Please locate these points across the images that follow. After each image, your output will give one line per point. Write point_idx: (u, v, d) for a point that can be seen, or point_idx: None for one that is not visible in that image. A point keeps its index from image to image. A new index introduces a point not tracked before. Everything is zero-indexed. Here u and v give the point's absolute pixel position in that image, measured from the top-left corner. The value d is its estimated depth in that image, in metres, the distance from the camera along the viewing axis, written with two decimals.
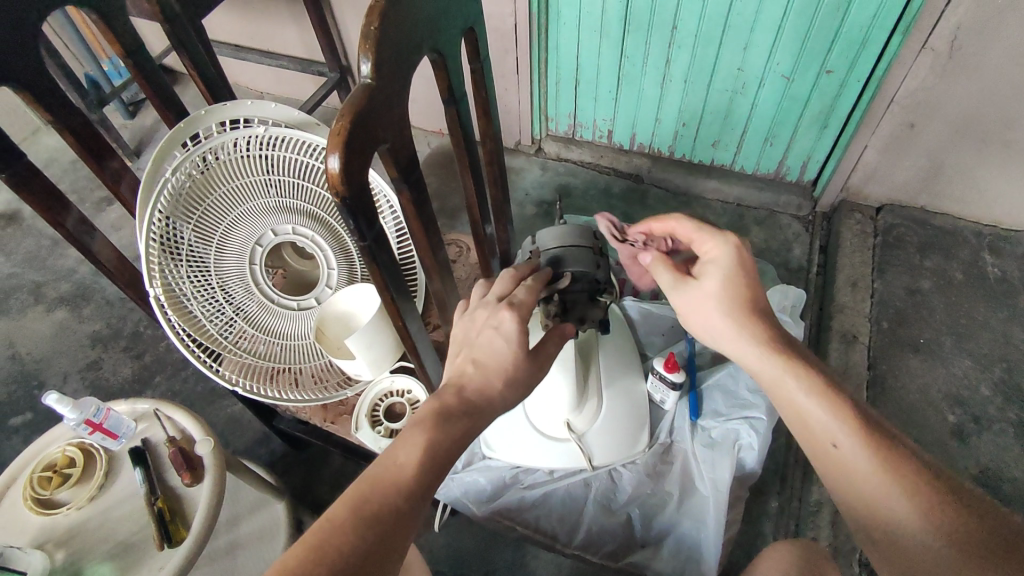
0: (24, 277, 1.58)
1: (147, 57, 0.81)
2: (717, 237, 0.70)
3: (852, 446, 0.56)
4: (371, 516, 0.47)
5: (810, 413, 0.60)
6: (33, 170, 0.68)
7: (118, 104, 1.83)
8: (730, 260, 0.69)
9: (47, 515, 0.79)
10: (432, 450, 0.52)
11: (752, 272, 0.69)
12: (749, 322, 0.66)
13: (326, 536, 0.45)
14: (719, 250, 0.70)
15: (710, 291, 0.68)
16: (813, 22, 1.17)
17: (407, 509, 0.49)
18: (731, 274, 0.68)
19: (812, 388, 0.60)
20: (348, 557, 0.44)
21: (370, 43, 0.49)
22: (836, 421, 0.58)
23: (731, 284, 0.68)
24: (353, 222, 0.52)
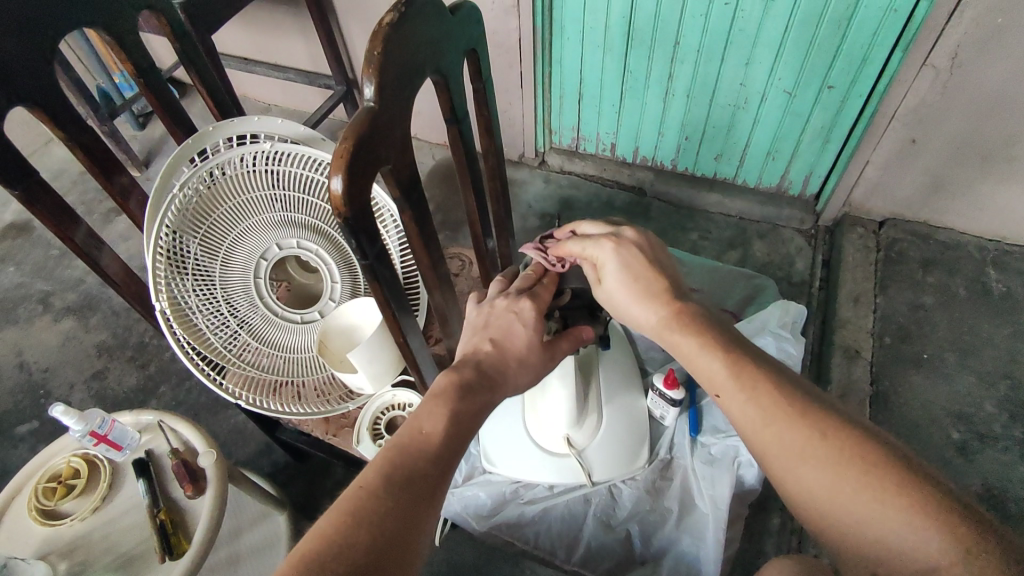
0: (33, 287, 1.61)
1: (157, 75, 0.83)
2: (594, 242, 0.67)
3: (774, 438, 0.50)
4: (403, 479, 0.48)
5: (731, 414, 0.53)
6: (44, 186, 0.69)
7: (129, 117, 1.86)
8: (614, 256, 0.65)
9: (52, 526, 0.79)
10: (456, 415, 0.54)
11: (644, 266, 0.64)
12: (662, 319, 0.60)
13: (362, 498, 0.45)
14: (600, 253, 0.66)
15: (613, 295, 0.65)
16: (815, 39, 1.18)
17: (437, 471, 0.50)
18: (624, 269, 0.64)
19: (725, 379, 0.54)
20: (387, 516, 0.45)
21: (373, 67, 0.50)
22: (748, 412, 0.52)
23: (627, 284, 0.63)
24: (355, 241, 0.53)
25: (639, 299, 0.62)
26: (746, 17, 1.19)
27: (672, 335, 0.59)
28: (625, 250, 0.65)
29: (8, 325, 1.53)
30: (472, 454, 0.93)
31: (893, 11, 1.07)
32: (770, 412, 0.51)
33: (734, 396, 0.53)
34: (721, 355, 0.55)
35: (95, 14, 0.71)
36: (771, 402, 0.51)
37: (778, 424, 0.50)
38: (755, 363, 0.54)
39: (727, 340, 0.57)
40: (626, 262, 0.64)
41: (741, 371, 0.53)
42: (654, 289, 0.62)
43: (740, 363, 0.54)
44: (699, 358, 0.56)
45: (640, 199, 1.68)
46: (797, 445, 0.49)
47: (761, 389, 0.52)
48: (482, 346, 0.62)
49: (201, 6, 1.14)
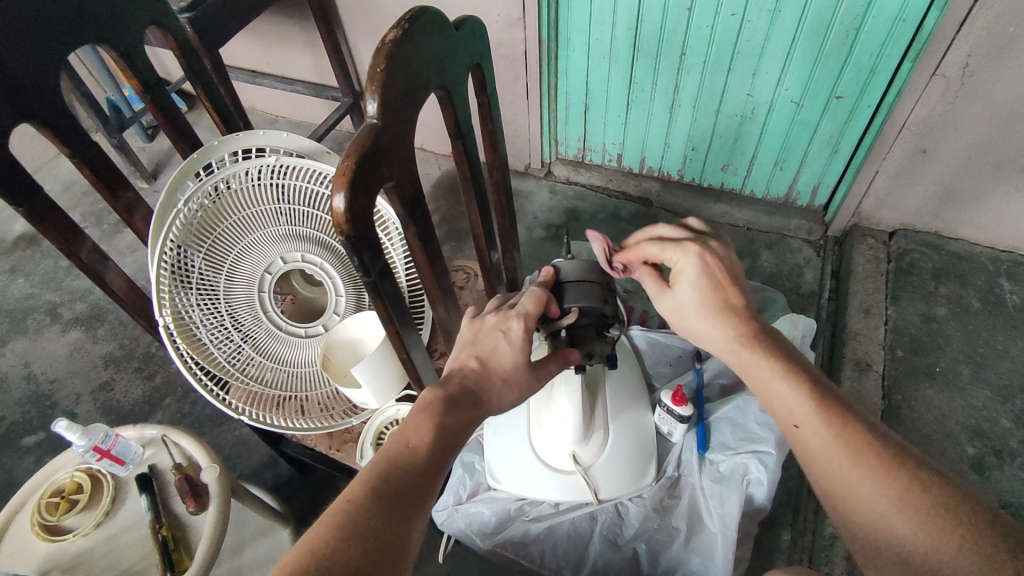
0: (41, 298, 1.61)
1: (162, 90, 0.83)
2: (677, 247, 0.68)
3: (855, 476, 0.53)
4: (391, 491, 0.48)
5: (810, 445, 0.56)
6: (48, 203, 0.70)
7: (138, 128, 1.88)
8: (696, 264, 0.67)
9: (54, 542, 0.79)
10: (442, 427, 0.54)
11: (723, 280, 0.67)
12: (738, 340, 0.64)
13: (351, 512, 0.45)
14: (682, 258, 0.68)
15: (685, 303, 0.68)
16: (822, 48, 1.17)
17: (424, 484, 0.50)
18: (702, 281, 0.67)
19: (808, 412, 0.57)
20: (375, 528, 0.45)
21: (376, 85, 0.50)
22: (831, 449, 0.54)
23: (705, 296, 0.66)
24: (357, 257, 0.52)
25: (711, 314, 0.66)
26: (753, 27, 1.18)
27: (754, 360, 0.62)
28: (710, 261, 0.67)
29: (16, 336, 1.54)
30: (477, 470, 0.92)
31: (902, 20, 1.07)
32: (851, 452, 0.54)
33: (816, 429, 0.56)
34: (805, 388, 0.58)
35: (101, 30, 0.71)
36: (854, 439, 0.54)
37: (859, 465, 0.53)
38: (837, 401, 0.57)
39: (808, 374, 0.60)
40: (707, 273, 0.67)
41: (825, 406, 0.56)
42: (727, 307, 0.66)
43: (823, 399, 0.57)
44: (779, 390, 0.60)
45: (647, 210, 1.67)
46: (881, 487, 0.51)
47: (846, 428, 0.55)
48: (468, 363, 0.61)
49: (209, 21, 1.15)
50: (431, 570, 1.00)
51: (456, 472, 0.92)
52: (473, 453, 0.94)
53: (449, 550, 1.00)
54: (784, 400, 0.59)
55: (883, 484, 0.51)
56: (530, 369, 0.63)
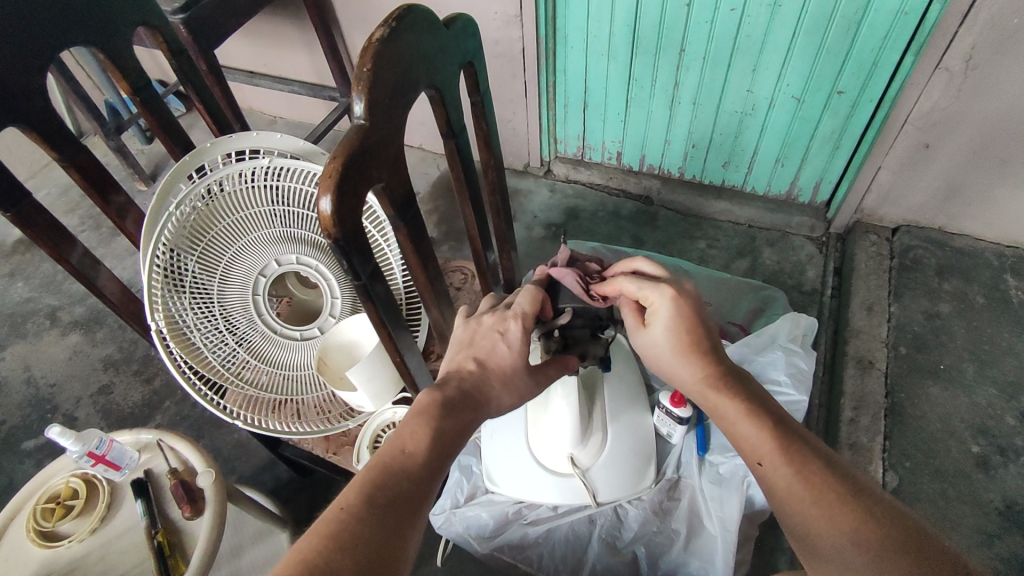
0: (41, 301, 1.61)
1: (153, 92, 0.83)
2: (651, 285, 0.65)
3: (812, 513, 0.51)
4: (386, 499, 0.47)
5: (773, 484, 0.54)
6: (38, 207, 0.69)
7: (136, 130, 1.88)
8: (670, 306, 0.64)
9: (50, 548, 0.79)
10: (439, 433, 0.53)
11: (696, 322, 0.65)
12: (707, 383, 0.62)
13: (344, 521, 0.44)
14: (656, 299, 0.65)
15: (659, 343, 0.65)
16: (823, 43, 1.16)
17: (419, 491, 0.49)
18: (675, 323, 0.64)
19: (772, 450, 0.56)
20: (369, 538, 0.44)
21: (363, 84, 0.49)
22: (792, 487, 0.53)
23: (678, 336, 0.64)
24: (346, 260, 0.51)
25: (683, 358, 0.64)
26: (753, 21, 1.17)
27: (720, 404, 0.61)
28: (685, 304, 0.64)
29: (16, 339, 1.54)
30: (475, 473, 0.91)
31: (903, 13, 1.05)
32: (811, 490, 0.52)
33: (780, 468, 0.54)
34: (770, 429, 0.57)
35: (90, 32, 0.71)
36: (815, 478, 0.53)
37: (818, 504, 0.51)
38: (801, 444, 0.56)
39: (774, 416, 0.59)
40: (682, 316, 0.64)
41: (789, 444, 0.55)
42: (699, 351, 0.64)
43: (788, 440, 0.56)
44: (746, 430, 0.58)
45: (647, 208, 1.66)
46: (841, 525, 0.49)
47: (808, 466, 0.54)
48: (466, 365, 0.60)
49: (203, 23, 1.14)
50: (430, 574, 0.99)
51: (454, 475, 0.92)
52: (471, 456, 0.93)
53: (448, 553, 0.99)
54: (749, 440, 0.57)
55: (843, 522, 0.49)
56: (526, 371, 0.62)
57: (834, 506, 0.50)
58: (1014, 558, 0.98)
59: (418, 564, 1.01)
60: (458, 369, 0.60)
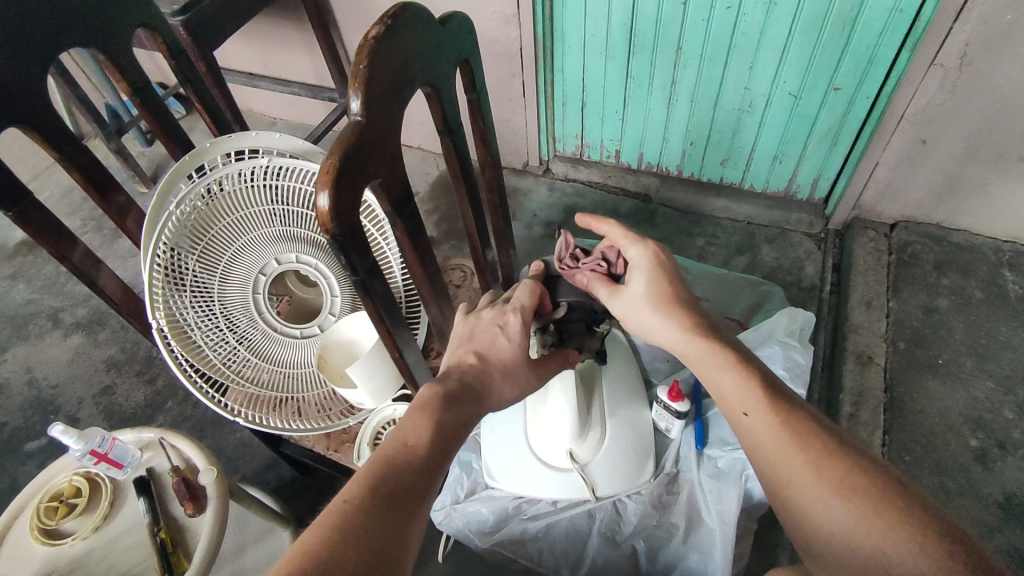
0: (43, 303, 1.62)
1: (153, 93, 0.83)
2: (632, 243, 0.70)
3: (795, 468, 0.51)
4: (389, 491, 0.47)
5: (757, 433, 0.54)
6: (39, 207, 0.70)
7: (136, 133, 1.88)
8: (650, 261, 0.68)
9: (54, 546, 0.79)
10: (441, 425, 0.53)
11: (675, 277, 0.68)
12: (690, 333, 0.62)
13: (348, 513, 0.45)
14: (637, 255, 0.69)
15: (640, 293, 0.66)
16: (819, 40, 1.16)
17: (422, 483, 0.49)
18: (656, 276, 0.67)
19: (756, 399, 0.56)
20: (373, 529, 0.44)
21: (359, 81, 0.50)
22: (774, 436, 0.53)
23: (658, 286, 0.66)
24: (344, 256, 0.52)
25: (665, 309, 0.65)
26: (749, 19, 1.17)
27: (703, 356, 0.61)
28: (663, 260, 0.68)
29: (18, 341, 1.54)
30: (475, 470, 0.92)
31: (898, 10, 1.06)
32: (793, 442, 0.52)
33: (763, 416, 0.55)
34: (751, 376, 0.57)
35: (90, 34, 0.72)
36: (797, 429, 0.53)
37: (799, 456, 0.52)
38: (784, 395, 0.56)
39: (757, 369, 0.59)
40: (660, 270, 0.67)
41: (774, 393, 0.56)
42: (679, 304, 0.65)
43: (772, 391, 0.56)
44: (729, 382, 0.58)
45: (645, 205, 1.66)
46: (820, 476, 0.50)
47: (791, 416, 0.54)
48: (465, 359, 0.61)
49: (203, 23, 1.15)
50: (432, 570, 1.00)
51: (454, 471, 0.92)
52: (471, 453, 0.93)
53: (449, 550, 1.00)
54: (733, 390, 0.57)
55: (823, 471, 0.50)
56: (525, 365, 0.62)
57: (814, 455, 0.51)
58: (1014, 551, 0.98)
59: (420, 561, 1.01)
60: (459, 362, 0.60)
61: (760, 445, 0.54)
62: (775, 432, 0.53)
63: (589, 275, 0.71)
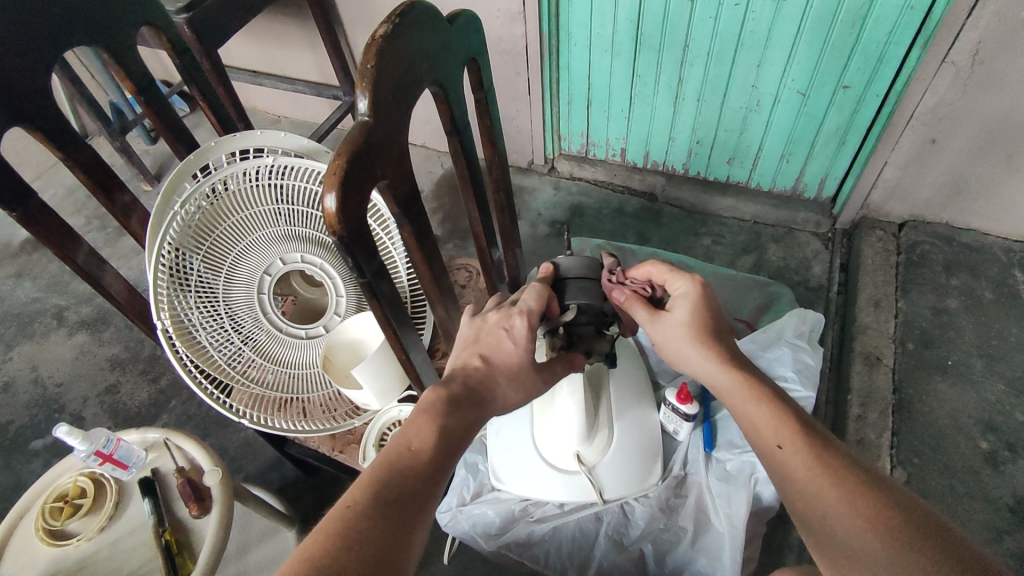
0: (47, 301, 1.62)
1: (158, 91, 0.83)
2: (681, 272, 0.69)
3: (828, 496, 0.50)
4: (392, 497, 0.47)
5: (790, 464, 0.54)
6: (43, 208, 0.69)
7: (140, 131, 1.88)
8: (695, 292, 0.68)
9: (59, 546, 0.79)
10: (445, 430, 0.53)
11: (717, 313, 0.67)
12: (726, 366, 0.62)
13: (351, 520, 0.44)
14: (682, 288, 0.69)
15: (680, 323, 0.66)
16: (828, 37, 1.15)
17: (426, 489, 0.49)
18: (699, 308, 0.67)
19: (791, 433, 0.55)
20: (377, 537, 0.44)
21: (367, 81, 0.49)
22: (809, 467, 0.53)
23: (699, 319, 0.66)
24: (351, 258, 0.51)
25: (699, 341, 0.64)
26: (757, 17, 1.16)
27: (737, 387, 0.61)
28: (707, 293, 0.68)
29: (23, 339, 1.55)
30: (481, 471, 0.91)
31: (909, 7, 1.05)
32: (828, 475, 0.52)
33: (797, 450, 0.54)
34: (788, 413, 0.57)
35: (94, 33, 0.71)
36: (832, 463, 0.53)
37: (832, 487, 0.51)
38: (818, 431, 0.56)
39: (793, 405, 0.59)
40: (701, 303, 0.67)
41: (810, 428, 0.55)
42: (715, 337, 0.65)
43: (807, 426, 0.56)
44: (762, 413, 0.58)
45: (651, 204, 1.65)
46: (854, 507, 0.49)
47: (826, 450, 0.54)
48: (471, 361, 0.60)
49: (207, 21, 1.14)
50: (437, 571, 0.99)
51: (460, 473, 0.91)
52: (476, 454, 0.92)
53: (454, 551, 0.99)
54: (766, 421, 0.57)
55: (857, 503, 0.49)
56: (531, 368, 0.62)
57: (847, 488, 0.51)
58: None
59: (425, 562, 1.01)
60: (464, 365, 0.60)
61: (791, 476, 0.53)
62: (811, 466, 0.53)
63: (627, 295, 0.70)
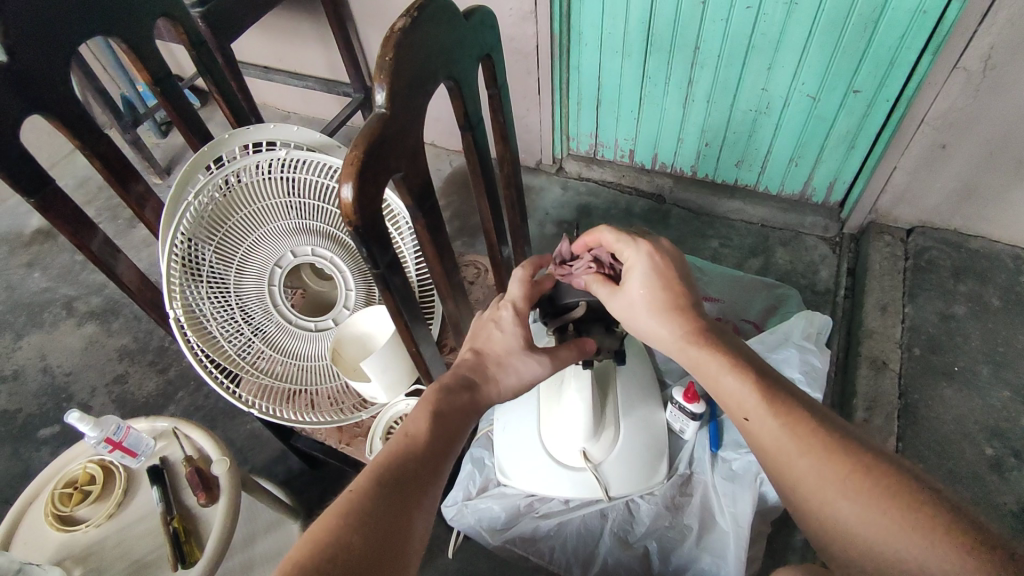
0: (58, 291, 1.64)
1: (174, 83, 0.83)
2: (628, 241, 0.63)
3: (799, 464, 0.48)
4: (395, 477, 0.47)
5: (759, 436, 0.52)
6: (60, 195, 0.70)
7: (152, 124, 1.90)
8: (648, 261, 0.62)
9: (68, 532, 0.79)
10: (442, 416, 0.54)
11: (675, 278, 0.61)
12: (686, 338, 0.58)
13: (355, 501, 0.44)
14: (632, 257, 0.63)
15: (637, 300, 0.61)
16: (840, 42, 1.15)
17: (427, 472, 0.49)
18: (654, 278, 0.61)
19: (755, 400, 0.52)
20: (381, 515, 0.44)
21: (384, 74, 0.49)
22: (779, 438, 0.50)
23: (654, 290, 0.60)
24: (365, 249, 0.52)
25: (661, 312, 0.60)
26: (769, 20, 1.16)
27: (703, 358, 0.57)
28: (662, 261, 0.62)
29: (33, 329, 1.56)
30: (487, 466, 0.91)
31: (922, 11, 1.05)
32: (796, 438, 0.49)
33: (764, 419, 0.52)
34: (752, 378, 0.54)
35: (111, 23, 0.72)
36: (801, 426, 0.50)
37: (801, 453, 0.49)
38: (789, 394, 0.53)
39: (756, 367, 0.55)
40: (658, 272, 0.61)
41: (774, 393, 0.52)
42: (677, 309, 0.60)
43: (772, 390, 0.53)
44: (727, 382, 0.55)
45: (659, 206, 1.65)
46: (827, 472, 0.47)
47: (794, 414, 0.51)
48: (465, 356, 0.62)
49: (222, 16, 1.15)
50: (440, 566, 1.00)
51: (466, 467, 0.91)
52: (484, 449, 0.93)
53: (458, 546, 1.00)
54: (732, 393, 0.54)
55: (830, 468, 0.47)
56: (538, 364, 0.62)
57: (817, 454, 0.48)
58: None
59: (429, 557, 1.01)
60: (460, 360, 0.62)
61: (762, 446, 0.51)
62: (781, 434, 0.50)
63: (585, 278, 0.67)
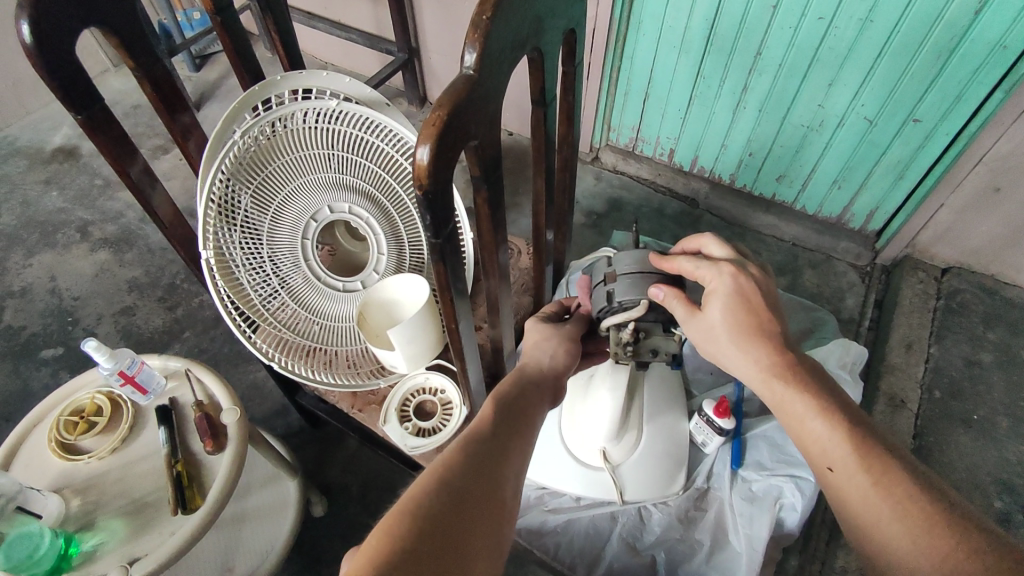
0: (73, 214, 1.60)
1: (233, 16, 0.80)
2: (711, 263, 0.61)
3: (886, 528, 0.46)
4: (484, 437, 0.50)
5: (844, 491, 0.49)
6: (107, 115, 0.67)
7: (187, 57, 1.86)
8: (732, 284, 0.59)
9: (70, 461, 0.78)
10: (510, 392, 0.57)
11: (760, 304, 0.58)
12: (769, 373, 0.56)
13: (453, 454, 0.47)
14: (715, 279, 0.61)
15: (717, 326, 0.59)
16: (909, 68, 1.11)
17: (512, 435, 0.52)
18: (737, 304, 0.59)
19: (846, 454, 0.50)
20: (476, 466, 0.47)
21: (479, 33, 0.46)
22: (866, 497, 0.48)
23: (738, 316, 0.58)
24: (430, 216, 0.49)
25: (743, 341, 0.58)
26: (839, 34, 1.12)
27: (786, 396, 0.55)
28: (747, 284, 0.59)
29: (45, 248, 1.53)
30: None
31: (1002, 47, 1.01)
32: (886, 496, 0.47)
33: (852, 475, 0.49)
34: (844, 430, 0.51)
35: None
36: (895, 490, 0.47)
37: (889, 515, 0.46)
38: (883, 450, 0.50)
39: (847, 413, 0.53)
40: (744, 294, 0.59)
41: (865, 450, 0.50)
42: (761, 336, 0.58)
43: (866, 445, 0.50)
44: (812, 427, 0.53)
45: (691, 210, 1.62)
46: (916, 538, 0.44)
47: (888, 475, 0.48)
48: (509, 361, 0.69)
49: None
50: None
51: None
52: None
53: None
54: (817, 438, 0.52)
55: (921, 538, 0.44)
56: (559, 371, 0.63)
57: (911, 520, 0.45)
58: None
59: None
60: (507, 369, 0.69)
61: (848, 505, 0.49)
62: (871, 498, 0.47)
63: (663, 290, 0.61)
